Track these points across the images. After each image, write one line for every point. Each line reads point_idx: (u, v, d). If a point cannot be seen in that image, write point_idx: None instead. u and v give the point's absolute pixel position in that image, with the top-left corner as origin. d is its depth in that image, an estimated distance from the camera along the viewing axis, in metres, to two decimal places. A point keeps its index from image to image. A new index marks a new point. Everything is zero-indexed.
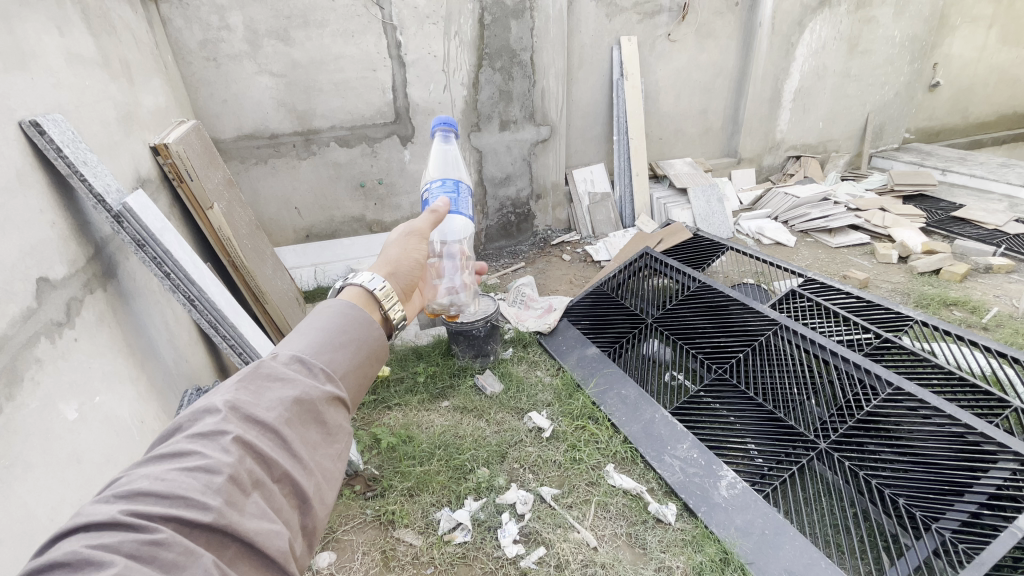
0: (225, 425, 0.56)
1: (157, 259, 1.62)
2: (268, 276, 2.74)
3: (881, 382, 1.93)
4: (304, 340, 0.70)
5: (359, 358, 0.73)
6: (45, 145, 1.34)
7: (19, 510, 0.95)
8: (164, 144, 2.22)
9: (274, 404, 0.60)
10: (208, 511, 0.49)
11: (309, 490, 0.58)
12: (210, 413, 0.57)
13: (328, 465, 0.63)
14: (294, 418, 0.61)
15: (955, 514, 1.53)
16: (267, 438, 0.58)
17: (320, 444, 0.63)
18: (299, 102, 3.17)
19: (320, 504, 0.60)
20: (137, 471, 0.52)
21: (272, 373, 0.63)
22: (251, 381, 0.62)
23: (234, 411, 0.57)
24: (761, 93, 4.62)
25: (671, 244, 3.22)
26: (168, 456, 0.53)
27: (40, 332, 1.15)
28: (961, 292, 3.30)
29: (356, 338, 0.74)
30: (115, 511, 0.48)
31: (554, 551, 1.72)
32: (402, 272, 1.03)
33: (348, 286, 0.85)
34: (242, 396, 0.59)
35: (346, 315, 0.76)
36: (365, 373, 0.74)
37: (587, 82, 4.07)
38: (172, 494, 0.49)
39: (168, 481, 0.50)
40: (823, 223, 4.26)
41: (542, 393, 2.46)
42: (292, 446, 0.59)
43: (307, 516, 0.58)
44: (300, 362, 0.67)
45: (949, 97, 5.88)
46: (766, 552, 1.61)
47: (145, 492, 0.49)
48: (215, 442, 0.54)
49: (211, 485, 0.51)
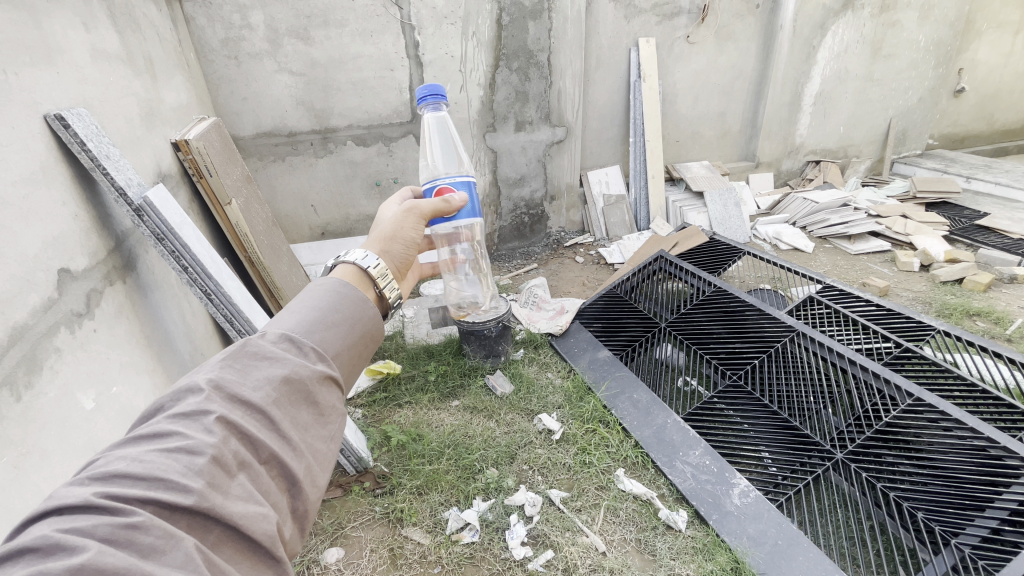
0: (208, 405, 0.55)
1: (175, 252, 1.64)
2: (283, 272, 2.78)
3: (900, 393, 1.88)
4: (295, 318, 0.70)
5: (352, 337, 0.73)
6: (69, 139, 1.36)
7: (34, 497, 0.97)
8: (185, 139, 2.25)
9: (260, 384, 0.59)
10: (189, 493, 0.48)
11: (298, 471, 0.58)
12: (192, 392, 0.57)
13: (318, 446, 0.62)
14: (283, 398, 0.60)
15: (975, 530, 1.49)
16: (253, 418, 0.57)
17: (310, 425, 0.62)
18: (317, 100, 3.20)
19: (310, 486, 0.59)
20: (115, 453, 0.51)
21: (260, 350, 0.63)
22: (237, 360, 0.61)
23: (217, 391, 0.57)
24: (781, 96, 4.55)
25: (687, 248, 3.19)
26: (149, 438, 0.52)
27: (59, 322, 1.17)
28: (985, 302, 3.21)
29: (350, 316, 0.74)
30: (88, 494, 0.46)
31: (562, 555, 1.70)
32: (395, 252, 1.04)
33: (341, 264, 0.86)
34: (228, 375, 0.58)
35: (339, 294, 0.76)
36: (358, 353, 0.74)
37: (604, 84, 4.04)
38: (149, 477, 0.48)
39: (146, 462, 0.49)
40: (843, 229, 4.18)
41: (552, 394, 2.45)
42: (280, 426, 0.58)
43: (297, 498, 0.57)
44: (290, 341, 0.66)
45: (975, 103, 5.75)
46: (780, 561, 1.58)
47: (121, 474, 0.48)
48: (198, 423, 0.53)
49: (193, 466, 0.50)
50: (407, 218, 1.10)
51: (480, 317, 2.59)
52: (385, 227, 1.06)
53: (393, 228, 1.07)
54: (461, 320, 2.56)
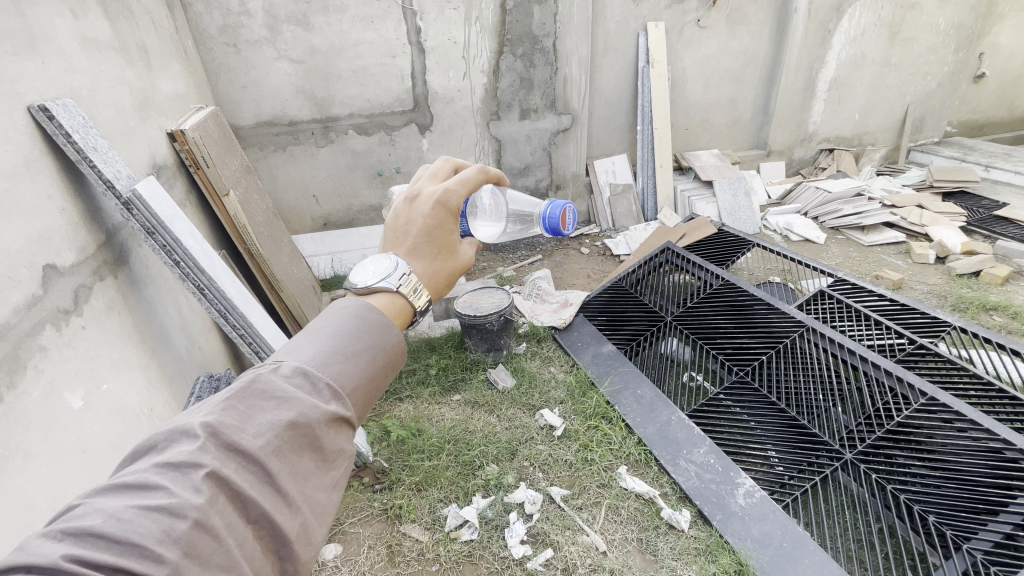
0: (199, 455, 0.50)
1: (167, 246, 1.59)
2: (284, 265, 2.74)
3: (914, 391, 1.80)
4: (313, 347, 0.65)
5: (372, 367, 0.69)
6: (54, 130, 1.33)
7: (19, 500, 0.94)
8: (181, 129, 2.21)
9: (262, 431, 0.54)
10: (162, 565, 0.44)
11: (291, 533, 0.53)
12: (186, 436, 0.52)
13: (320, 498, 0.57)
14: (286, 447, 0.55)
15: (988, 535, 1.43)
16: (249, 471, 0.52)
17: (314, 474, 0.58)
18: (318, 88, 3.14)
19: (305, 546, 0.54)
20: (97, 501, 0.47)
21: (269, 388, 0.58)
22: (242, 400, 0.56)
23: (213, 438, 0.52)
24: (793, 83, 4.42)
25: (695, 239, 3.10)
26: (133, 488, 0.48)
27: (45, 320, 1.14)
28: (1002, 296, 3.11)
29: (371, 345, 0.70)
30: (57, 555, 0.41)
31: (562, 555, 1.68)
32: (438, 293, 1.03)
33: (393, 294, 0.84)
34: (229, 417, 0.54)
35: (362, 318, 0.72)
36: (378, 384, 0.70)
37: (611, 70, 3.94)
38: (124, 541, 0.44)
39: (125, 521, 0.45)
40: (857, 220, 4.08)
41: (555, 390, 2.41)
42: (278, 481, 0.54)
43: (288, 561, 0.53)
44: (304, 375, 0.61)
45: (996, 90, 5.55)
46: (784, 565, 1.53)
47: (96, 533, 0.44)
48: (186, 478, 0.49)
49: (172, 533, 0.45)
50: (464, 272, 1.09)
51: (482, 310, 2.56)
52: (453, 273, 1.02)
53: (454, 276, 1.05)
54: (462, 314, 2.53)
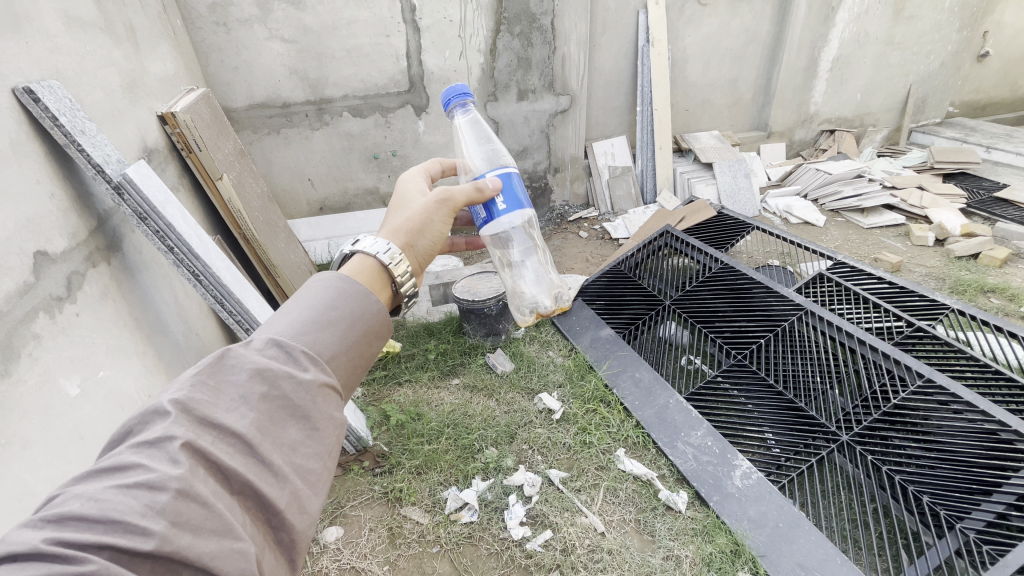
0: (173, 430, 0.49)
1: (160, 232, 1.57)
2: (280, 249, 2.72)
3: (911, 373, 1.81)
4: (286, 320, 0.64)
5: (352, 336, 0.68)
6: (41, 114, 1.30)
7: (17, 488, 0.95)
8: (171, 112, 2.17)
9: (237, 404, 0.54)
10: (148, 536, 0.43)
11: (280, 500, 0.52)
12: (159, 415, 0.51)
13: (310, 465, 0.56)
14: (265, 416, 0.54)
15: (981, 514, 1.45)
16: (229, 443, 0.52)
17: (300, 442, 0.56)
18: (311, 69, 3.07)
19: (298, 514, 0.53)
20: (76, 487, 0.46)
21: (240, 360, 0.57)
22: (214, 375, 0.55)
23: (187, 413, 0.51)
24: (795, 62, 4.35)
25: (694, 222, 3.07)
26: (110, 471, 0.47)
27: (38, 308, 1.13)
28: (1000, 278, 3.12)
29: (349, 314, 0.68)
30: (38, 540, 0.42)
31: (561, 536, 1.70)
32: (421, 247, 0.96)
33: (357, 253, 0.81)
34: (199, 391, 0.53)
35: (337, 288, 0.70)
36: (360, 352, 0.69)
37: (610, 50, 3.86)
38: (107, 519, 0.44)
39: (103, 501, 0.45)
40: (857, 202, 4.06)
41: (553, 373, 2.42)
42: (261, 450, 0.53)
43: (281, 530, 0.52)
44: (277, 346, 0.60)
45: (999, 69, 5.48)
46: (780, 545, 1.56)
47: (75, 516, 0.44)
48: (163, 451, 0.48)
49: (154, 505, 0.45)
50: (442, 209, 1.00)
51: (481, 295, 2.54)
52: (415, 219, 0.96)
53: (426, 223, 0.98)
54: (461, 298, 2.52)
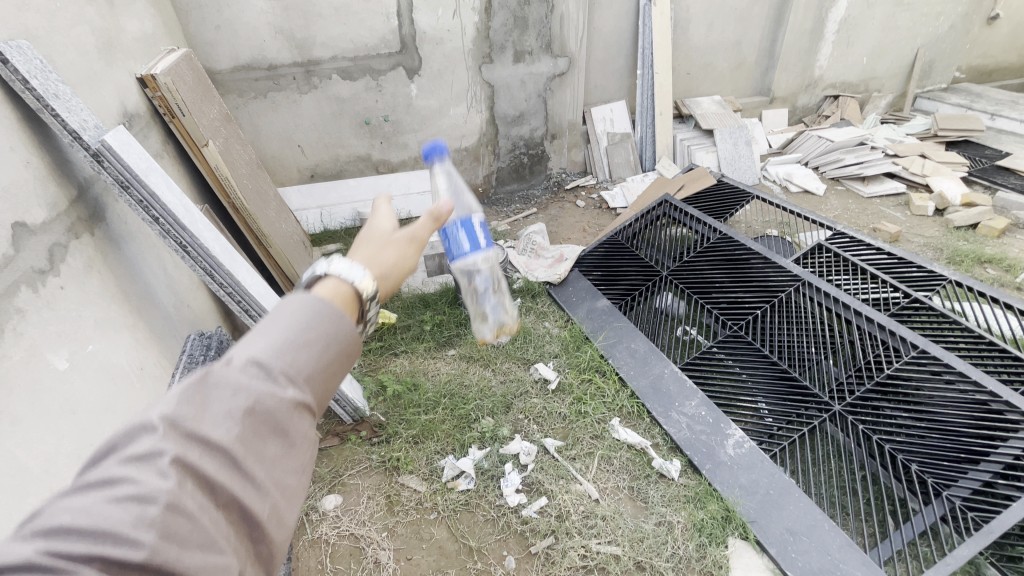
0: (160, 445, 0.44)
1: (144, 202, 1.52)
2: (271, 219, 2.67)
3: (905, 344, 1.82)
4: (266, 331, 0.54)
5: (337, 356, 0.58)
6: (9, 76, 1.23)
7: (10, 465, 0.94)
8: (151, 75, 2.07)
9: (221, 419, 0.47)
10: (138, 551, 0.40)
11: (264, 514, 0.48)
12: (141, 428, 0.45)
13: (290, 480, 0.51)
14: (249, 435, 0.48)
15: (968, 482, 1.48)
16: (213, 458, 0.46)
17: (282, 456, 0.51)
18: (298, 28, 2.93)
19: (280, 526, 0.49)
20: (61, 498, 0.42)
21: (221, 381, 0.49)
22: (194, 389, 0.48)
23: (170, 427, 0.45)
24: (802, 23, 4.20)
25: (693, 191, 3.02)
26: (94, 484, 0.43)
27: (20, 281, 1.10)
28: (997, 249, 3.11)
29: (337, 321, 0.58)
30: (27, 553, 0.38)
31: (556, 502, 1.73)
32: (385, 283, 0.77)
33: (326, 278, 0.66)
34: (185, 406, 0.47)
35: (320, 300, 0.59)
36: (343, 373, 0.59)
37: (610, 9, 3.70)
38: (96, 532, 0.40)
39: (88, 513, 0.40)
40: (857, 170, 4.00)
41: (549, 344, 2.42)
42: (246, 466, 0.47)
43: (263, 542, 0.48)
44: (259, 364, 0.51)
45: (1009, 33, 5.33)
46: (770, 511, 1.60)
47: (62, 529, 0.39)
48: (147, 465, 0.43)
49: (143, 519, 0.41)
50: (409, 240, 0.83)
51: None
52: (379, 247, 0.79)
53: (388, 253, 0.80)
54: None
